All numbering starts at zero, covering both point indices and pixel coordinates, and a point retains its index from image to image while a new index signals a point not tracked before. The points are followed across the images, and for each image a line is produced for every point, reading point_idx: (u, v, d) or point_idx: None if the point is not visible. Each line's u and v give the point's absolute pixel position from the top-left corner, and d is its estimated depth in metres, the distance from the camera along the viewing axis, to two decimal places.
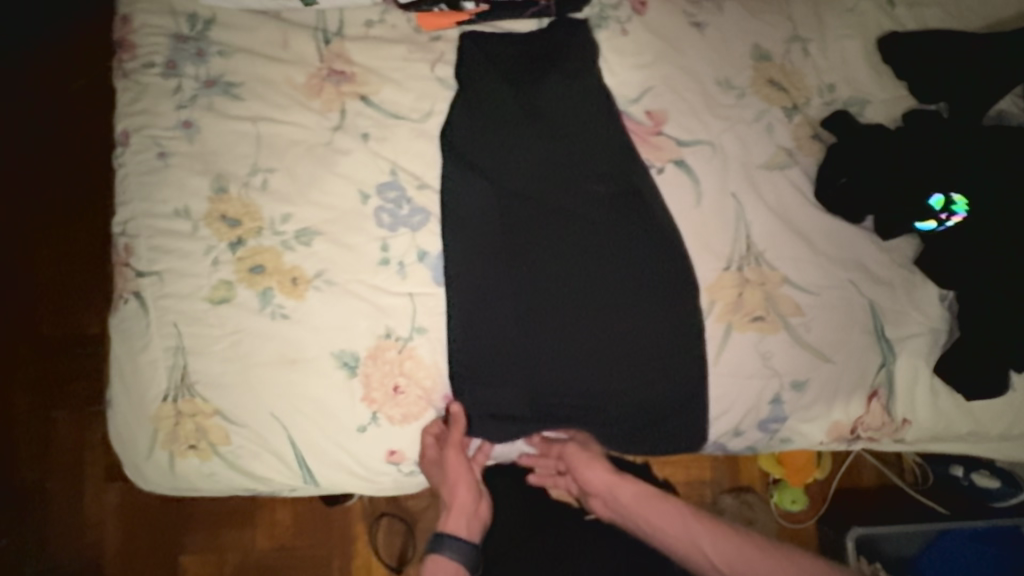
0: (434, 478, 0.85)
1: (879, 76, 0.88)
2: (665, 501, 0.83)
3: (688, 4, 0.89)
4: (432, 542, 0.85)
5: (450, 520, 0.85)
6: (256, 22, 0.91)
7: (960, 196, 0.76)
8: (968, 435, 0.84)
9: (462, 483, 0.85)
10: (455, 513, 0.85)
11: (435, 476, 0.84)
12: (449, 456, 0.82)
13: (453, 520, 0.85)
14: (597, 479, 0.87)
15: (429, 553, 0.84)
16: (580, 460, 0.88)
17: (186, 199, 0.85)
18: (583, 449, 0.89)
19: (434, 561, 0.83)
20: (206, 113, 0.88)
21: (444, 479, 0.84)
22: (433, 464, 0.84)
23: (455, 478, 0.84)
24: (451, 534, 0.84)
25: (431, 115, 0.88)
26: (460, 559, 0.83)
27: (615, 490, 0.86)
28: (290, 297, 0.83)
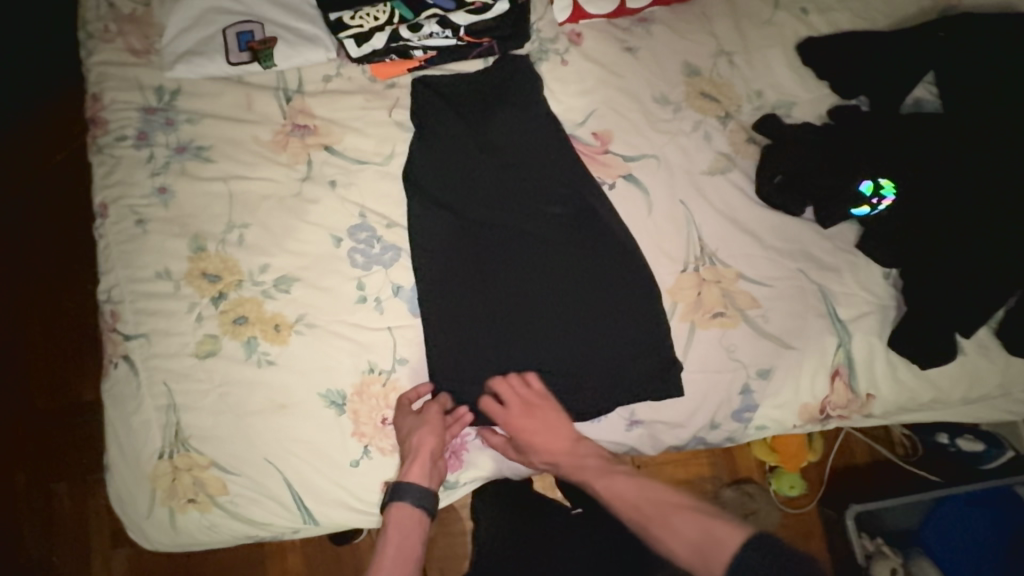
0: (406, 427, 0.81)
1: (802, 78, 0.94)
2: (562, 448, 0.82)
3: (620, 32, 0.97)
4: (391, 492, 0.80)
5: (413, 468, 0.80)
6: (219, 88, 0.97)
7: (886, 180, 0.83)
8: (931, 402, 0.89)
9: (429, 434, 0.80)
10: (423, 459, 0.80)
11: (405, 426, 0.82)
12: (428, 416, 0.81)
13: (416, 471, 0.80)
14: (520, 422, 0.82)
15: (390, 501, 0.80)
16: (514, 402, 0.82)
17: (166, 261, 0.89)
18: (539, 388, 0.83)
19: (395, 510, 0.79)
20: (179, 178, 0.92)
21: (416, 430, 0.81)
22: (406, 414, 0.83)
23: (425, 430, 0.81)
24: (413, 478, 0.80)
25: (393, 157, 0.94)
26: (421, 505, 0.80)
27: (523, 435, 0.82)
28: (275, 343, 0.86)
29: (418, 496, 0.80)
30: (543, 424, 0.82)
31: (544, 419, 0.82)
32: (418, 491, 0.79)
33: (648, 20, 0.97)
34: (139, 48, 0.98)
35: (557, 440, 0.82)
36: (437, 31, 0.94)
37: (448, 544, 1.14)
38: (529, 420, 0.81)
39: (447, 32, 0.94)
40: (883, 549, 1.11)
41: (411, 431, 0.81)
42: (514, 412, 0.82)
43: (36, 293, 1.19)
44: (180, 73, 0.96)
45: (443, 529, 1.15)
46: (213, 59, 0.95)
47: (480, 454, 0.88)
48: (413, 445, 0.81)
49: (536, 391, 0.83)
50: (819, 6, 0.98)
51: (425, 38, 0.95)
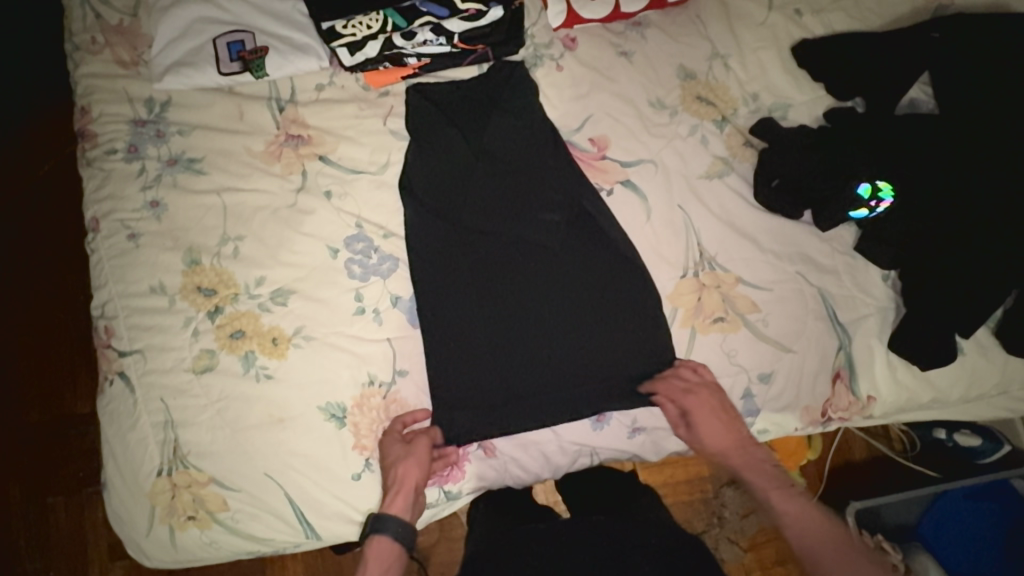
0: (391, 458, 0.81)
1: (797, 80, 0.94)
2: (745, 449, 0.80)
3: (614, 36, 0.96)
4: (372, 524, 0.79)
5: (397, 500, 0.80)
6: (210, 99, 0.95)
7: (884, 182, 0.82)
8: (931, 403, 0.89)
9: (415, 466, 0.80)
10: (406, 491, 0.81)
11: (392, 455, 0.81)
12: (418, 446, 0.81)
13: (399, 503, 0.80)
14: (699, 410, 0.80)
15: (371, 535, 0.78)
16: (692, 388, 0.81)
17: (160, 275, 0.88)
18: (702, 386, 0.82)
19: (375, 544, 0.78)
20: (171, 190, 0.91)
21: (405, 460, 0.81)
22: (394, 441, 0.82)
23: (414, 460, 0.81)
24: (395, 509, 0.80)
25: (388, 166, 0.93)
26: (403, 540, 0.79)
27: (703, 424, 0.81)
28: (273, 357, 0.85)
29: (399, 530, 0.78)
30: (709, 410, 0.81)
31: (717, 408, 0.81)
32: (399, 524, 0.79)
33: (642, 24, 0.97)
34: (127, 59, 0.97)
35: (724, 434, 0.81)
36: (430, 39, 0.93)
37: (451, 550, 1.13)
38: (699, 404, 0.81)
39: (440, 39, 0.93)
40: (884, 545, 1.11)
41: (396, 462, 0.81)
42: (689, 393, 0.81)
43: (27, 306, 1.18)
44: (169, 84, 0.94)
45: (445, 535, 1.14)
46: (203, 70, 0.94)
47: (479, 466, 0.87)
48: (398, 475, 0.81)
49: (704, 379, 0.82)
50: (813, 8, 0.97)
51: (418, 45, 0.93)
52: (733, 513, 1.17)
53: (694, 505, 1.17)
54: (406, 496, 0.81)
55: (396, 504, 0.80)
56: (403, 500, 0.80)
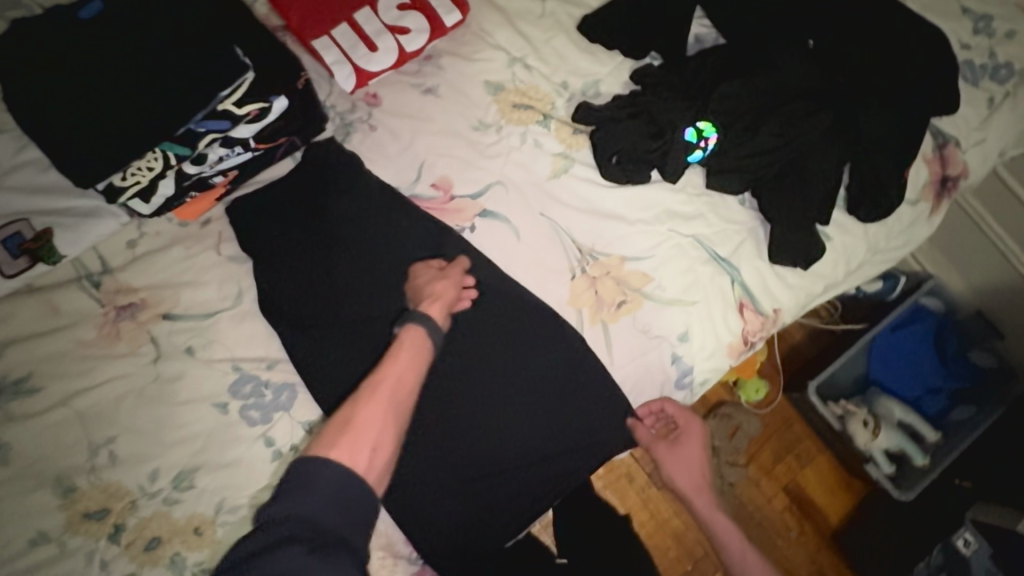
0: (341, 409, 0.66)
1: (594, 55, 0.97)
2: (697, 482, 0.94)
3: (412, 77, 0.94)
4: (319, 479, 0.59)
5: (431, 309, 0.77)
6: (8, 308, 0.83)
7: (703, 123, 0.88)
8: (826, 289, 0.96)
9: (438, 303, 0.78)
10: (364, 485, 0.61)
11: (423, 279, 0.81)
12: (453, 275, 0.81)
13: (434, 309, 0.77)
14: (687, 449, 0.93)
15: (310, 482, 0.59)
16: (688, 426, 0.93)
17: (33, 523, 0.76)
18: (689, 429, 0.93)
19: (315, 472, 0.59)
20: (6, 426, 0.78)
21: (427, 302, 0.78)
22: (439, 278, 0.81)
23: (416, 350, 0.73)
24: (325, 462, 0.60)
25: (243, 294, 0.86)
26: (332, 490, 0.59)
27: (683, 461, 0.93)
28: (203, 548, 0.76)
29: (433, 334, 0.75)
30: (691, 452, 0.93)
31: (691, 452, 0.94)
32: (440, 330, 0.76)
33: (433, 56, 0.95)
34: None
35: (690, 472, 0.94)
36: (226, 153, 0.85)
37: None
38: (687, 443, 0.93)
39: (236, 149, 0.86)
40: (849, 407, 1.21)
41: (343, 423, 0.64)
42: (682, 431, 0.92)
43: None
44: None
45: None
46: None
47: (487, 547, 0.82)
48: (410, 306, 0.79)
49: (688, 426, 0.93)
50: None
51: (216, 164, 0.86)
52: (722, 440, 1.30)
53: None
54: (371, 414, 0.65)
55: (333, 465, 0.60)
56: (367, 505, 0.60)
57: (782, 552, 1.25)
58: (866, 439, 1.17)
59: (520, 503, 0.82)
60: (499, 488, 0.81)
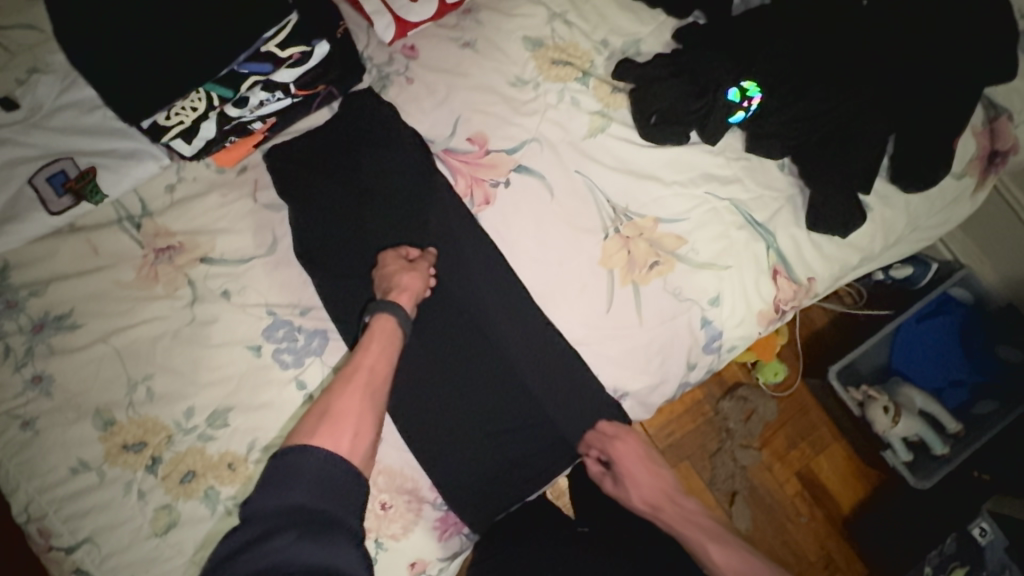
0: (319, 399, 0.70)
1: (635, 14, 0.95)
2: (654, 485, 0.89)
3: (450, 30, 0.93)
4: (300, 464, 0.62)
5: (399, 298, 0.79)
6: (53, 246, 0.85)
7: (748, 82, 0.86)
8: (861, 262, 0.94)
9: (407, 293, 0.80)
10: (349, 467, 0.64)
11: (393, 267, 0.82)
12: (421, 266, 0.83)
13: (406, 300, 0.79)
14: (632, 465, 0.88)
15: (291, 469, 0.62)
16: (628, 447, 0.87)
17: (76, 452, 0.79)
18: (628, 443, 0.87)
19: (297, 457, 0.62)
20: (50, 358, 0.81)
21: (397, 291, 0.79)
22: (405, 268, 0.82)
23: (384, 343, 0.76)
24: (307, 449, 0.63)
25: (278, 241, 0.87)
26: (320, 471, 0.62)
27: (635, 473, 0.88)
28: (237, 484, 0.79)
29: (404, 324, 0.78)
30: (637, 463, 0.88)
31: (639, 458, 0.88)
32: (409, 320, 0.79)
33: (472, 10, 0.94)
34: None
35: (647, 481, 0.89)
36: (266, 98, 0.86)
37: None
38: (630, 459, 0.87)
39: (276, 95, 0.86)
40: (871, 392, 1.19)
41: (322, 412, 0.69)
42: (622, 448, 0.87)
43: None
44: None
45: None
46: (29, 218, 0.83)
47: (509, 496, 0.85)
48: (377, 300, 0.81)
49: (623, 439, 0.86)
50: None
51: (256, 109, 0.86)
52: (737, 420, 1.28)
53: (699, 430, 1.28)
54: (347, 403, 0.70)
55: (315, 450, 0.63)
56: (352, 483, 0.63)
57: (792, 536, 1.25)
58: (886, 426, 1.14)
59: (541, 458, 0.85)
60: (523, 440, 0.84)
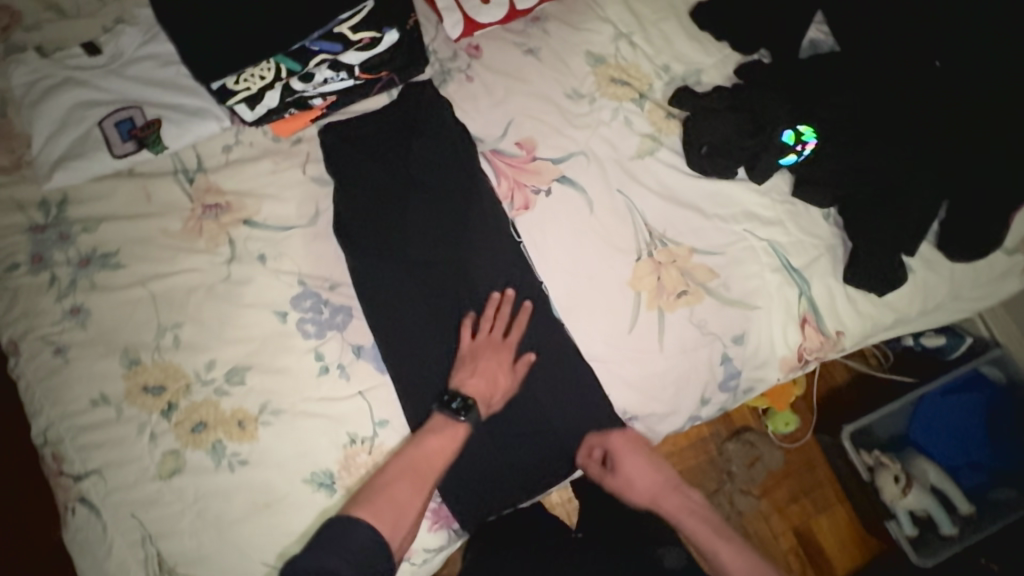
0: (381, 477, 0.74)
1: (701, 44, 0.95)
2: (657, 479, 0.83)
3: (516, 36, 0.95)
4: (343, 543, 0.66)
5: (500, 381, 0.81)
6: (110, 187, 0.89)
7: (805, 126, 0.86)
8: (895, 324, 0.92)
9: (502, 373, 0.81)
10: (390, 555, 0.68)
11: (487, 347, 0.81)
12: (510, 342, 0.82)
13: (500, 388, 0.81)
14: (630, 464, 0.82)
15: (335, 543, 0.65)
16: (625, 441, 0.82)
17: (100, 385, 0.82)
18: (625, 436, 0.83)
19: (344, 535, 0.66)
20: (90, 293, 0.85)
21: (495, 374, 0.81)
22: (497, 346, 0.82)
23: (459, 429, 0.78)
24: (357, 525, 0.67)
25: (319, 215, 0.89)
26: (364, 554, 0.66)
27: (635, 472, 0.83)
28: (243, 442, 0.81)
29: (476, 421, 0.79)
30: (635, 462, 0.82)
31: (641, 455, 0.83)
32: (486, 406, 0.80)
33: (541, 19, 0.96)
34: (7, 163, 0.89)
35: (648, 476, 0.83)
36: (331, 77, 0.89)
37: None
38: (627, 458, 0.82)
39: (341, 75, 0.90)
40: (883, 459, 1.16)
41: (380, 490, 0.72)
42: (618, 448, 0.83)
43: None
44: (62, 181, 0.87)
45: None
46: (93, 157, 0.88)
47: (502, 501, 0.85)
48: (457, 371, 0.81)
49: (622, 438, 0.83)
50: None
51: (320, 85, 0.90)
52: (740, 465, 1.26)
53: (700, 468, 1.25)
54: (404, 491, 0.73)
55: (365, 530, 0.67)
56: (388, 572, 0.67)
57: None
58: (894, 495, 1.12)
59: (542, 466, 0.84)
60: (527, 446, 0.84)
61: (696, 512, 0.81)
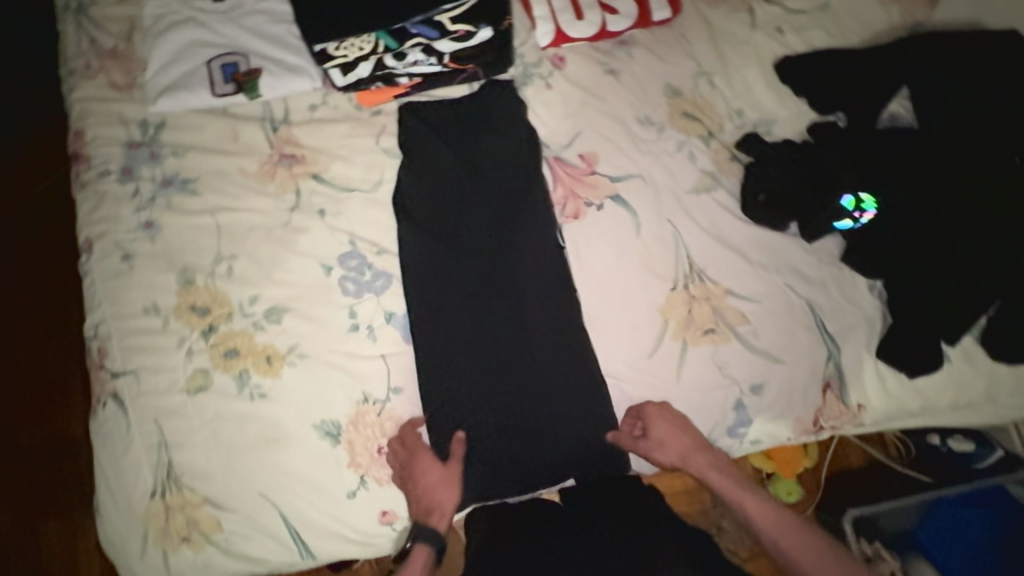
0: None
1: (780, 96, 0.96)
2: (690, 451, 0.83)
3: (601, 55, 0.98)
4: None
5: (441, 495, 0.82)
6: (204, 121, 0.97)
7: (868, 195, 0.85)
8: (922, 411, 0.90)
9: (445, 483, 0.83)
10: None
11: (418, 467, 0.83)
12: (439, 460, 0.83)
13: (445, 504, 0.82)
14: (663, 435, 0.83)
15: None
16: (661, 415, 0.84)
17: (154, 295, 0.89)
18: (661, 407, 0.84)
19: None
20: (165, 211, 0.92)
21: (438, 489, 0.82)
22: (420, 466, 0.83)
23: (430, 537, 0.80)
24: None
25: (381, 184, 0.94)
26: None
27: (668, 444, 0.83)
28: (267, 376, 0.86)
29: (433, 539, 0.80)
30: (668, 434, 0.83)
31: (673, 429, 0.83)
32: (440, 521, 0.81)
33: (628, 43, 0.99)
34: (121, 82, 0.98)
35: (682, 447, 0.83)
36: (421, 59, 0.95)
37: None
38: (662, 430, 0.83)
39: (431, 59, 0.95)
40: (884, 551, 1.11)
41: None
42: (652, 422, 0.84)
43: (31, 323, 1.23)
44: (164, 107, 0.96)
45: None
46: (196, 92, 0.96)
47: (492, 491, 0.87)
48: (411, 507, 0.83)
49: (655, 413, 0.84)
50: (794, 26, 1.00)
51: (409, 66, 0.95)
52: None
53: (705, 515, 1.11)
54: None
55: None
56: None
57: None
58: None
59: (538, 468, 0.87)
60: (527, 443, 0.86)
61: (721, 474, 0.83)
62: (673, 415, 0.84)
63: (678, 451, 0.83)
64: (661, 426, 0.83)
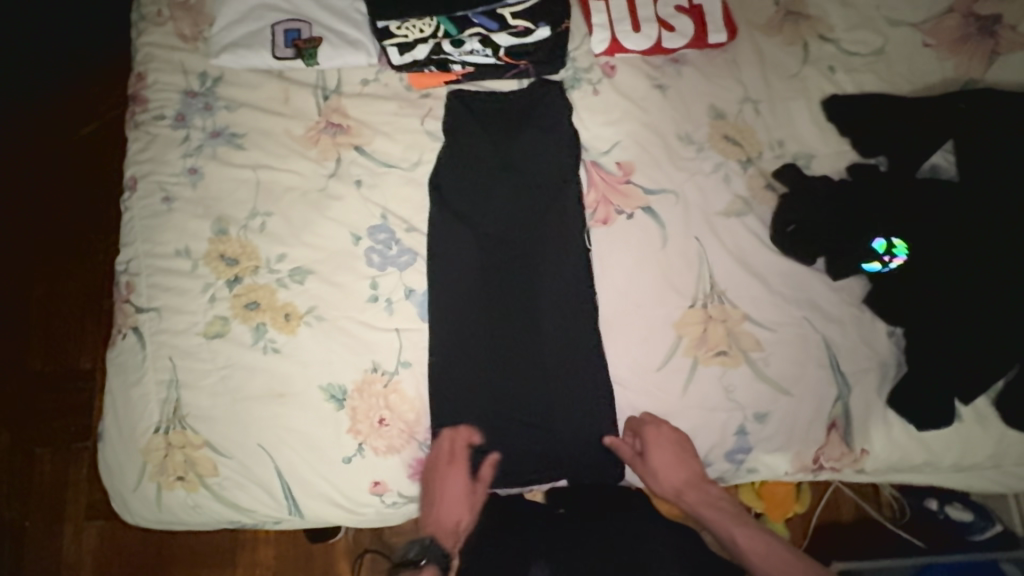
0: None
1: (822, 132, 0.97)
2: (685, 475, 0.84)
3: (651, 69, 1.00)
4: None
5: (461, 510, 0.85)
6: (260, 81, 1.00)
7: (899, 240, 0.85)
8: (924, 465, 0.89)
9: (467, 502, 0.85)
10: None
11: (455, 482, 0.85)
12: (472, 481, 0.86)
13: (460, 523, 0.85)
14: (661, 458, 0.83)
15: None
16: (661, 437, 0.83)
17: (187, 240, 0.92)
18: (662, 429, 0.83)
19: None
20: (210, 161, 0.95)
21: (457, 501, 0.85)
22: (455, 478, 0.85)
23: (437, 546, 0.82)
24: None
25: (419, 164, 0.96)
26: None
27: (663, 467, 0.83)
28: (283, 332, 0.88)
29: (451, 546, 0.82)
30: (666, 457, 0.83)
31: (671, 452, 0.83)
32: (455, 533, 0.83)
33: (679, 61, 1.01)
34: (188, 33, 1.02)
35: (676, 472, 0.83)
36: (477, 49, 0.98)
37: None
38: (660, 453, 0.83)
39: (486, 51, 0.98)
40: None
41: None
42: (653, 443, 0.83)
43: (66, 252, 1.28)
44: (225, 62, 0.99)
45: None
46: (257, 52, 0.99)
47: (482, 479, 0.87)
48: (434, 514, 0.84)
49: (656, 434, 0.83)
50: (846, 66, 1.01)
51: (464, 54, 0.98)
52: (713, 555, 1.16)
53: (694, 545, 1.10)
54: None
55: None
56: None
57: None
58: None
59: (532, 462, 0.88)
60: (526, 436, 0.87)
61: (713, 493, 0.84)
62: (673, 437, 0.83)
63: (672, 475, 0.83)
64: (660, 449, 0.83)
